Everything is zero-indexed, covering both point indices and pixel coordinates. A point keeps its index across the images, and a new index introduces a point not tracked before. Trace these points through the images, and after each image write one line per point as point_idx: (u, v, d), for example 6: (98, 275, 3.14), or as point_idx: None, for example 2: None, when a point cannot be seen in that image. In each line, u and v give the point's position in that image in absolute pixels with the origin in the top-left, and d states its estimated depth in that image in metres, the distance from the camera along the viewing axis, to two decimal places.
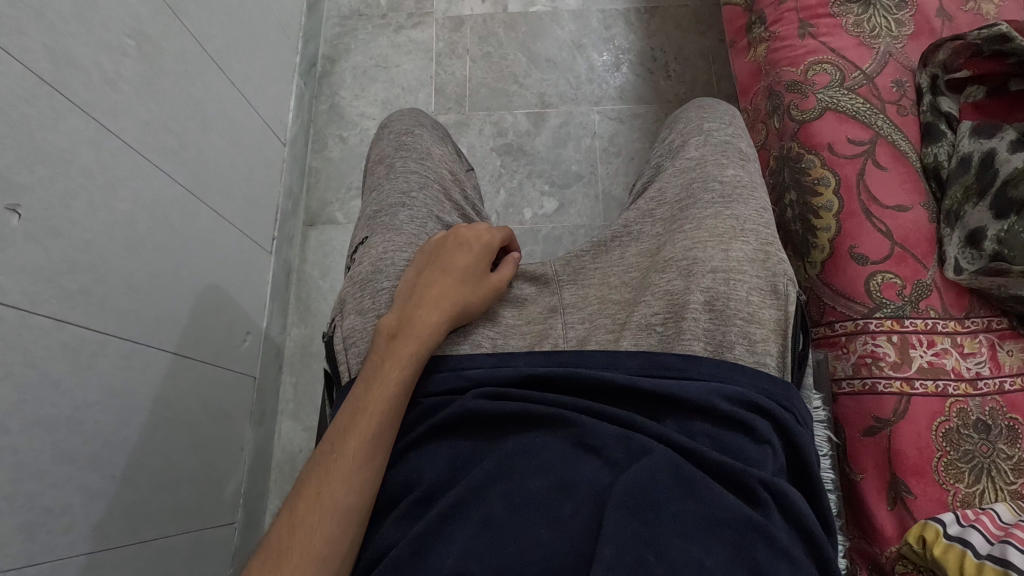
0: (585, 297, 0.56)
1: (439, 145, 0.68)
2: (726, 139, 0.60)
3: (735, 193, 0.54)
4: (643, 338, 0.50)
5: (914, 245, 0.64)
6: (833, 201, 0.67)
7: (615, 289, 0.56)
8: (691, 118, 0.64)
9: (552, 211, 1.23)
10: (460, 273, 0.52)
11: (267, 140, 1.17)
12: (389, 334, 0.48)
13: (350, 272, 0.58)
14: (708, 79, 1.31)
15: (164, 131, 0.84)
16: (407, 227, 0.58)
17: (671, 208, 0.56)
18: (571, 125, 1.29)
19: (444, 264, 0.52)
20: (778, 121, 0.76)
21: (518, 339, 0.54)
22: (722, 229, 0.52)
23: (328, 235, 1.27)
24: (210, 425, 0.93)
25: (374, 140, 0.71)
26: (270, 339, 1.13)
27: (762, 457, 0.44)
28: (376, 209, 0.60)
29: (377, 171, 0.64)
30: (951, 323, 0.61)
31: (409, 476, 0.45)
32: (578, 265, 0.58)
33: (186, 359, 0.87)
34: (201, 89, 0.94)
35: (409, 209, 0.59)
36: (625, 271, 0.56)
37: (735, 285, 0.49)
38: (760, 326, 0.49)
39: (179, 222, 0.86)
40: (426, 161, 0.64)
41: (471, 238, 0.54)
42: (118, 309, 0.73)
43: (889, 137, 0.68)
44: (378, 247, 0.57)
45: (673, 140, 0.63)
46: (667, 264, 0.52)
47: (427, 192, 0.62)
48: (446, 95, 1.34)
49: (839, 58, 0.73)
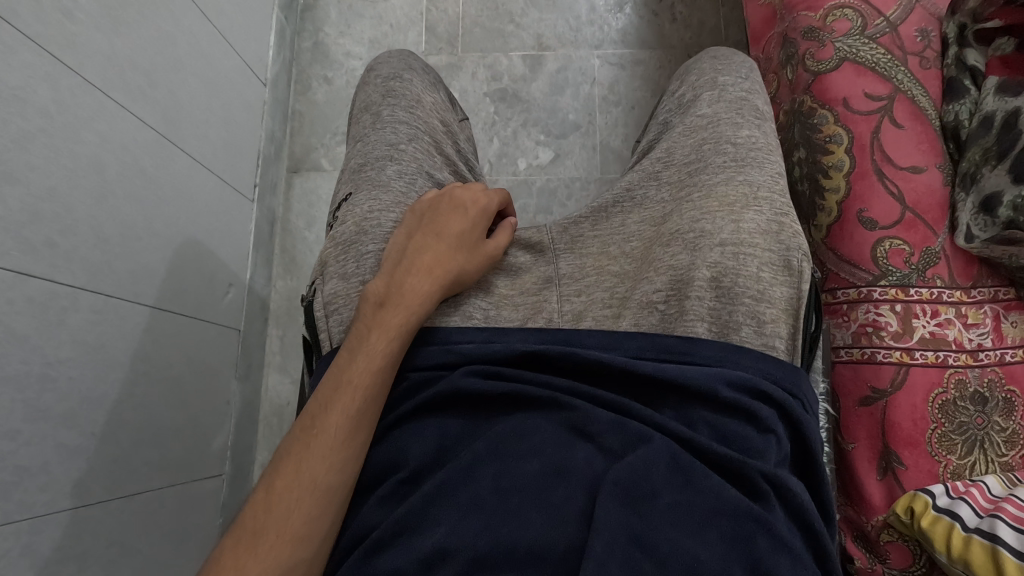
0: (583, 268, 0.53)
1: (430, 92, 0.63)
2: (742, 95, 0.56)
3: (750, 156, 0.51)
4: (644, 318, 0.48)
5: (925, 210, 0.61)
6: (844, 161, 0.64)
7: (615, 260, 0.53)
8: (705, 69, 0.60)
9: (548, 161, 1.24)
10: (455, 239, 0.49)
11: (246, 80, 1.11)
12: (377, 302, 0.46)
13: (332, 231, 0.55)
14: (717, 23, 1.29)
15: (130, 69, 0.78)
16: (394, 184, 0.54)
17: (680, 171, 0.53)
18: (569, 70, 1.28)
19: (438, 228, 0.49)
20: (793, 72, 0.71)
21: (512, 313, 0.51)
22: (734, 196, 0.49)
23: (313, 184, 1.23)
24: (193, 379, 0.91)
25: (360, 84, 0.65)
26: (254, 290, 1.11)
27: (766, 447, 0.41)
28: (361, 162, 0.56)
29: (362, 119, 0.60)
30: (956, 293, 0.59)
31: (395, 455, 0.43)
32: (577, 233, 0.55)
33: (165, 314, 0.84)
34: (170, 21, 0.87)
35: (397, 162, 0.55)
36: (625, 240, 0.53)
37: (745, 260, 0.46)
38: (770, 306, 0.46)
39: (151, 166, 0.81)
40: (416, 109, 0.59)
41: (467, 200, 0.51)
42: (89, 261, 0.69)
43: (908, 92, 0.64)
44: (365, 205, 0.53)
45: (684, 94, 0.59)
46: (673, 235, 0.49)
47: (417, 144, 0.57)
48: (437, 34, 1.31)
49: (862, 4, 0.68)
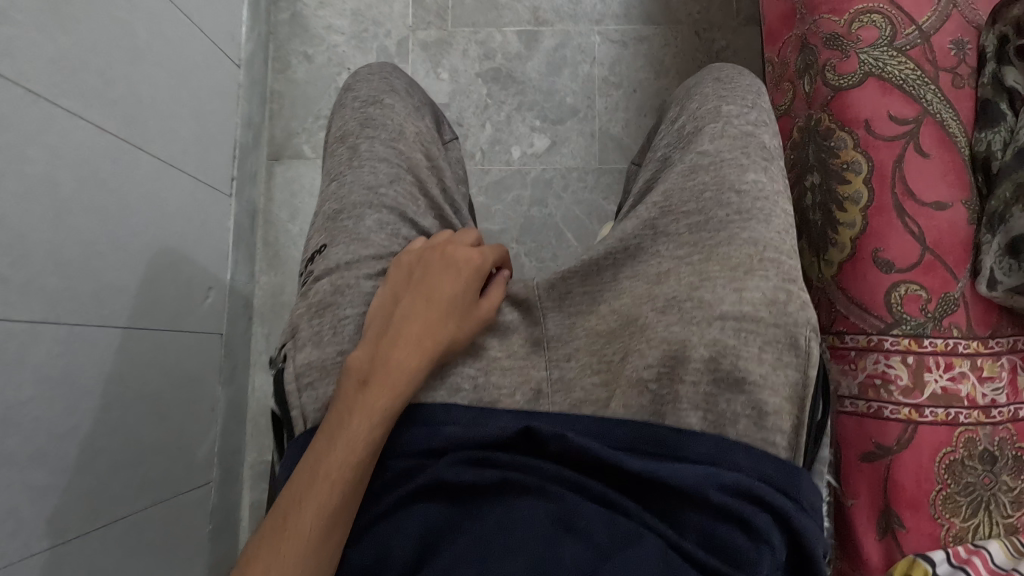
0: (573, 332, 0.51)
1: (414, 119, 0.59)
2: (747, 129, 0.52)
3: (755, 207, 0.48)
4: (632, 398, 0.45)
5: (947, 251, 0.56)
6: (862, 193, 0.59)
7: (603, 318, 0.51)
8: (708, 95, 0.55)
9: (544, 150, 1.16)
10: (445, 303, 0.47)
11: (217, 63, 1.02)
12: (361, 380, 0.43)
13: (304, 289, 0.51)
14: None
15: (82, 70, 0.71)
16: (375, 237, 0.51)
17: (681, 223, 0.49)
18: (568, 48, 1.19)
19: (430, 290, 0.47)
20: (809, 83, 0.65)
21: (503, 380, 0.50)
22: (739, 259, 0.46)
23: (296, 172, 1.17)
24: (174, 392, 0.89)
25: (337, 106, 0.61)
26: (236, 290, 1.07)
27: (759, 558, 0.39)
28: (338, 209, 0.53)
29: (338, 152, 0.56)
30: (973, 344, 0.55)
31: (372, 554, 0.41)
32: (565, 289, 0.53)
33: (140, 332, 0.80)
34: (125, 7, 0.79)
35: (377, 210, 0.52)
36: (617, 297, 0.50)
37: (747, 339, 0.44)
38: (773, 394, 0.43)
39: (112, 176, 0.75)
40: (397, 142, 0.55)
41: (460, 258, 0.48)
42: (48, 291, 0.65)
43: (938, 115, 0.58)
44: (343, 262, 0.50)
45: (684, 124, 0.55)
46: (665, 304, 0.47)
47: (399, 186, 0.54)
48: (425, 6, 1.21)
49: (892, 9, 0.61)
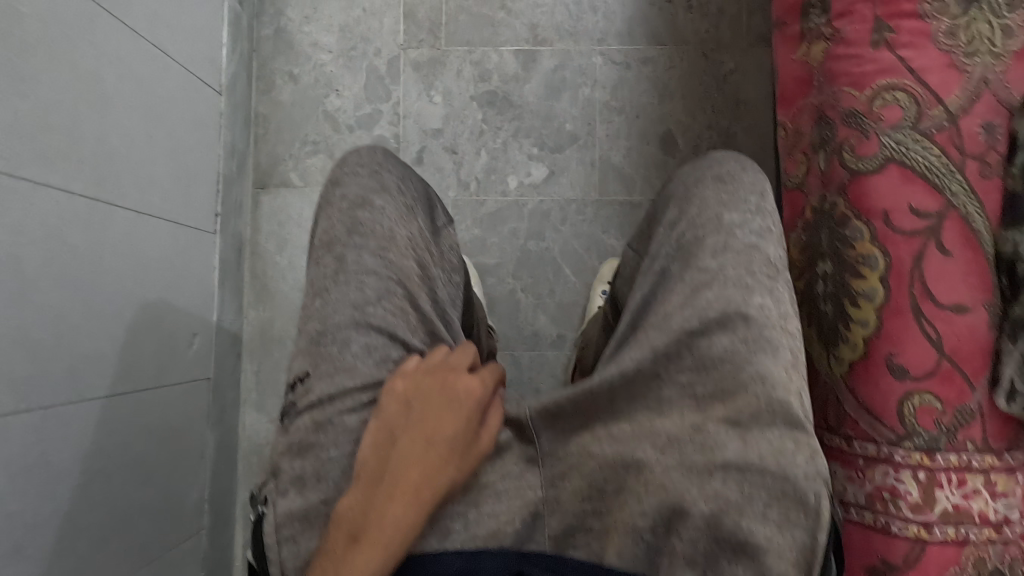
0: (565, 451, 0.50)
1: (402, 223, 0.58)
2: (750, 243, 0.51)
3: (762, 335, 0.46)
4: (627, 548, 0.44)
5: (965, 358, 0.53)
6: (877, 291, 0.55)
7: (598, 441, 0.48)
8: (708, 200, 0.55)
9: (541, 179, 1.11)
10: (447, 442, 0.46)
11: (196, 94, 0.97)
12: (351, 535, 0.42)
13: (287, 423, 0.49)
14: (738, 12, 1.13)
15: (44, 134, 0.66)
16: (361, 365, 0.50)
17: (687, 351, 0.47)
18: (567, 69, 1.13)
19: (432, 429, 0.47)
20: (826, 160, 0.61)
21: (497, 509, 0.48)
22: (748, 400, 0.44)
23: (283, 201, 1.13)
24: (158, 449, 0.87)
25: (320, 203, 0.59)
26: (223, 329, 1.04)
27: None
28: (321, 330, 0.51)
29: (323, 261, 0.54)
30: (987, 458, 0.53)
31: None
32: (559, 414, 0.51)
33: (121, 398, 0.79)
34: (91, 54, 0.73)
35: (364, 333, 0.51)
36: (614, 422, 0.49)
37: (750, 493, 0.41)
38: (779, 559, 0.40)
39: (82, 242, 0.72)
40: (387, 253, 0.54)
41: (462, 392, 0.49)
42: (17, 379, 0.62)
43: (961, 209, 0.54)
44: (327, 395, 0.48)
45: (684, 233, 0.54)
46: (664, 443, 0.45)
47: (388, 302, 0.52)
48: (417, 21, 1.14)
49: (918, 86, 0.56)
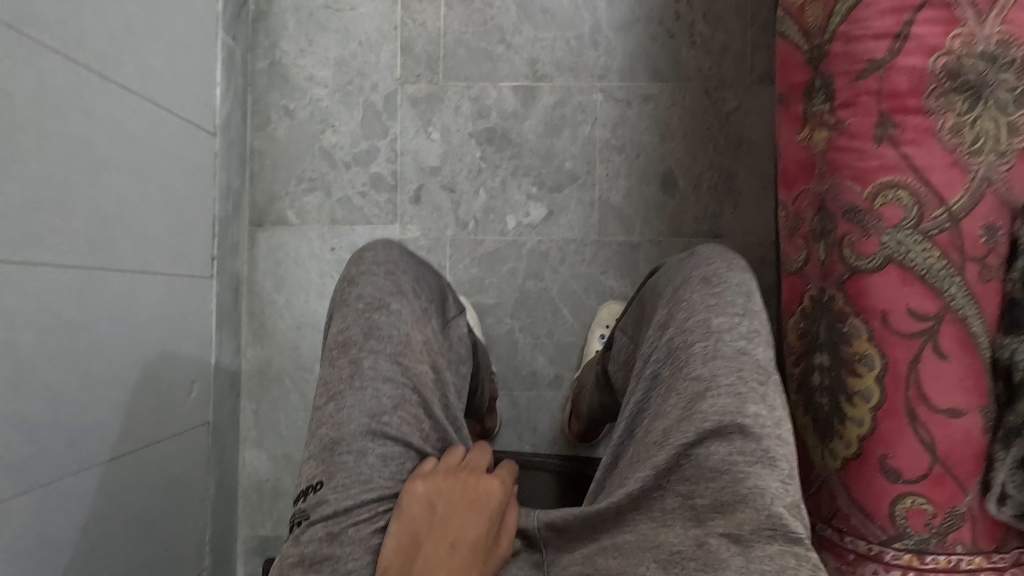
0: (571, 559, 0.52)
1: (418, 325, 0.62)
2: (740, 349, 0.54)
3: (762, 450, 0.48)
4: None
5: (957, 462, 0.54)
6: (873, 391, 0.56)
7: (604, 552, 0.51)
8: (696, 303, 0.57)
9: (540, 220, 1.11)
10: (469, 547, 0.49)
11: (190, 140, 0.96)
12: None
13: (300, 534, 0.51)
14: (742, 47, 1.11)
15: (35, 213, 0.66)
16: (376, 476, 0.53)
17: (687, 464, 0.50)
18: (567, 106, 1.11)
19: (455, 533, 0.50)
20: (827, 252, 0.61)
21: None
22: (749, 515, 0.47)
23: (279, 240, 1.12)
24: (159, 501, 0.88)
25: (337, 300, 0.63)
26: (222, 372, 1.05)
27: None
28: (336, 439, 0.53)
29: (338, 363, 0.57)
30: (976, 559, 0.54)
31: None
32: (564, 527, 0.53)
33: (121, 459, 0.80)
34: (81, 121, 0.72)
35: (379, 443, 0.53)
36: (620, 533, 0.51)
37: None
38: None
39: (77, 313, 0.72)
40: (402, 358, 0.58)
41: (483, 494, 0.53)
42: (15, 463, 0.63)
43: (960, 313, 0.55)
44: (342, 507, 0.51)
45: (673, 336, 0.56)
46: (668, 557, 0.47)
47: (403, 411, 0.56)
48: (415, 54, 1.12)
49: (920, 186, 0.56)
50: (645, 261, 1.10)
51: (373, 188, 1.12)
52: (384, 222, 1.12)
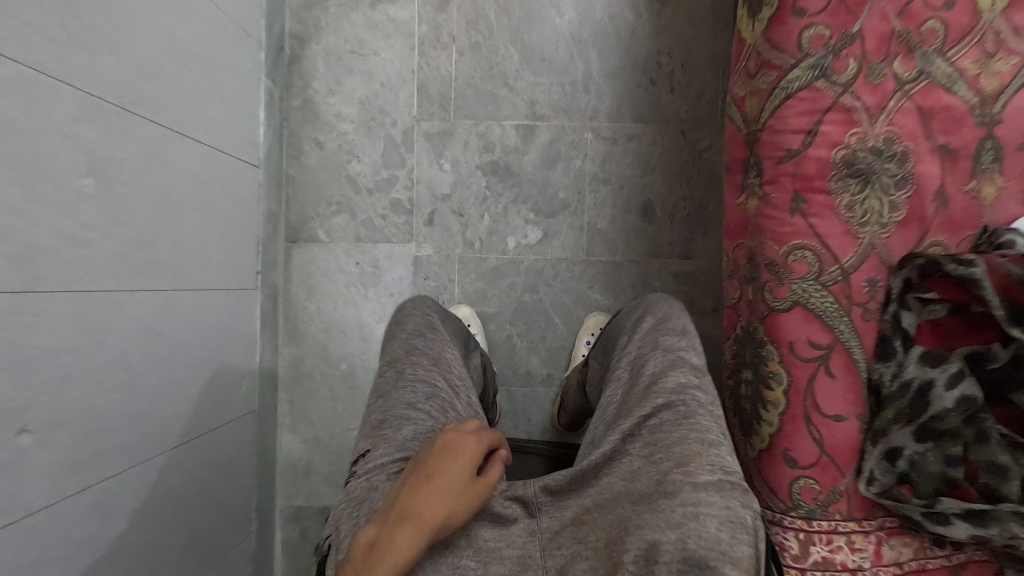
0: (560, 520, 0.65)
1: (450, 351, 0.84)
2: (680, 356, 0.76)
3: (694, 414, 0.67)
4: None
5: (839, 453, 0.74)
6: (780, 401, 0.76)
7: (589, 510, 0.64)
8: (649, 334, 0.82)
9: (536, 241, 1.29)
10: (446, 480, 0.58)
11: (239, 173, 1.13)
12: (368, 548, 0.53)
13: (349, 486, 0.64)
14: (714, 93, 1.28)
15: (137, 249, 0.83)
16: (410, 442, 0.66)
17: (644, 432, 0.67)
18: (562, 142, 1.28)
19: (435, 467, 0.58)
20: (755, 294, 0.80)
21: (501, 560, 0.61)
22: (689, 455, 0.62)
23: (311, 255, 1.30)
24: (218, 475, 1.07)
25: (388, 334, 0.86)
26: (264, 368, 1.24)
27: None
28: (382, 418, 0.69)
29: (387, 372, 0.77)
30: (850, 523, 0.75)
31: None
32: (561, 495, 0.68)
33: (192, 441, 0.98)
34: (166, 173, 0.89)
35: (414, 422, 0.69)
36: (598, 493, 0.65)
37: (705, 520, 0.55)
38: (735, 565, 0.53)
39: (165, 326, 0.90)
40: (436, 368, 0.78)
41: (457, 444, 0.61)
42: (126, 445, 0.82)
43: (846, 344, 0.74)
44: (381, 461, 0.64)
45: (635, 356, 0.80)
46: (640, 497, 0.60)
47: (434, 401, 0.73)
48: (430, 95, 1.29)
49: (821, 247, 0.74)
50: (625, 277, 1.29)
51: (392, 211, 1.30)
52: (402, 240, 1.30)
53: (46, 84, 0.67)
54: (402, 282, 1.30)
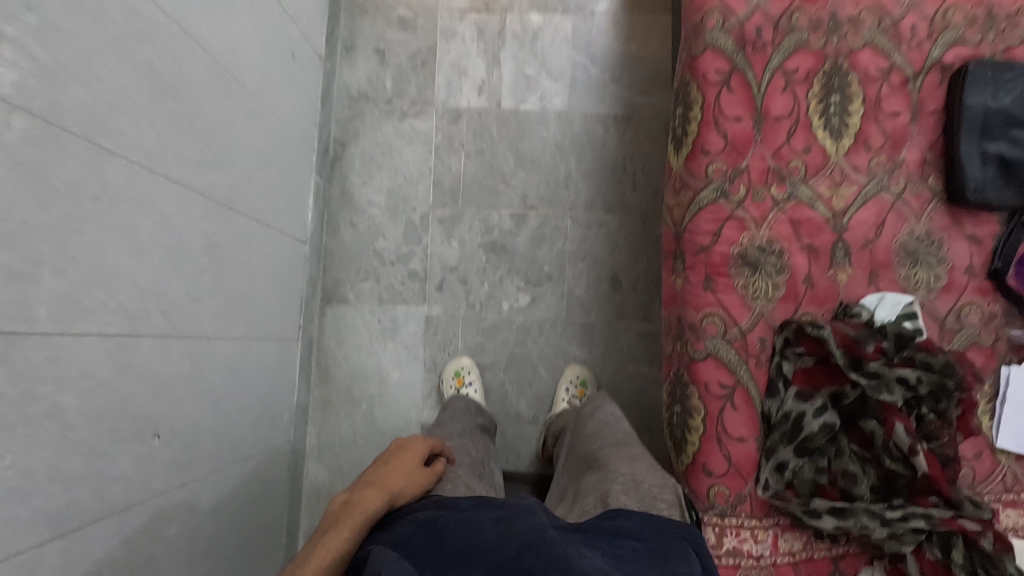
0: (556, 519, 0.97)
1: (478, 422, 1.29)
2: (610, 416, 1.14)
3: (626, 442, 1.04)
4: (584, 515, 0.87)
5: (742, 466, 1.01)
6: (699, 426, 1.03)
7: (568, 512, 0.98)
8: (584, 412, 1.21)
9: (525, 304, 1.59)
10: (398, 468, 0.86)
11: (292, 247, 1.44)
12: (343, 502, 0.77)
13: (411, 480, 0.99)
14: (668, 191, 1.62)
15: (227, 306, 1.12)
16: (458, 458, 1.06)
17: (594, 459, 1.04)
18: (547, 227, 1.61)
19: (389, 463, 0.87)
20: (681, 348, 1.08)
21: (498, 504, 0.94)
22: (626, 456, 0.97)
23: (341, 313, 1.59)
24: (263, 491, 1.31)
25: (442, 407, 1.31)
26: (299, 405, 1.50)
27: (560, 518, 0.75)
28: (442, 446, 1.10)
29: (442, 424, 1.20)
30: (753, 520, 1.00)
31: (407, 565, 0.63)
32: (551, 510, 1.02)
33: (247, 460, 1.23)
34: (247, 249, 1.20)
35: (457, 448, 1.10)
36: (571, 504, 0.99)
37: (640, 480, 0.90)
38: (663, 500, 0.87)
39: (237, 365, 1.17)
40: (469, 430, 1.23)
41: (405, 449, 0.91)
42: (210, 455, 1.07)
43: (745, 384, 1.02)
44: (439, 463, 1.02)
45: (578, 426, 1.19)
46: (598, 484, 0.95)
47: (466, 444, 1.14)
48: (443, 188, 1.63)
49: (726, 314, 1.04)
50: (598, 336, 1.58)
51: (410, 279, 1.60)
52: (417, 302, 1.60)
53: (189, 194, 0.98)
54: (415, 336, 1.59)
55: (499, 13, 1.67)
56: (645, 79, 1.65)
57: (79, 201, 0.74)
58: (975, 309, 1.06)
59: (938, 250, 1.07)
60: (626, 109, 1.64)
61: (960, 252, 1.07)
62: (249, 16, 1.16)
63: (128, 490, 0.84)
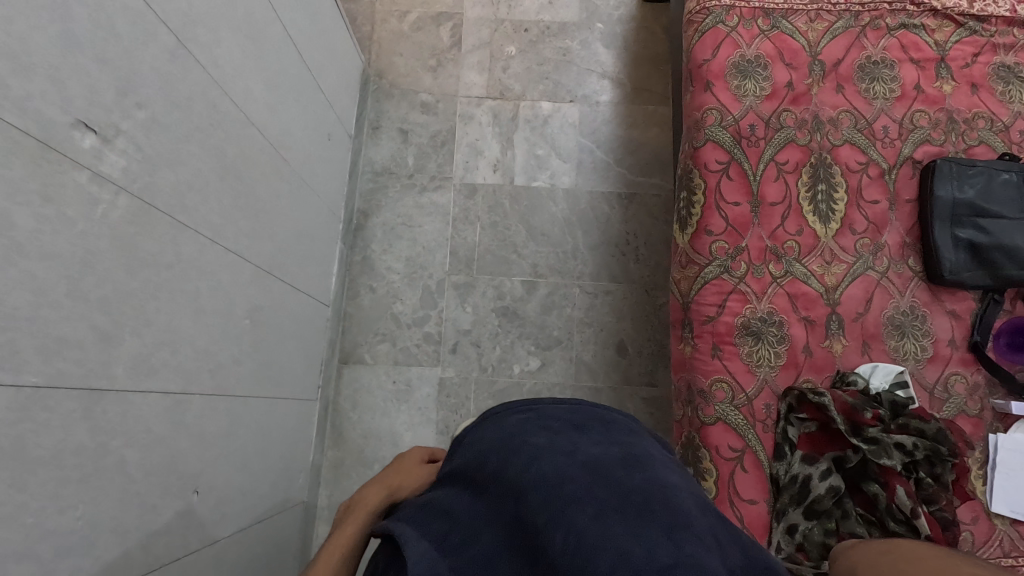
0: None
1: None
2: None
3: None
4: None
5: (755, 528, 1.05)
6: (712, 488, 1.08)
7: None
8: None
9: (536, 368, 1.66)
10: (398, 470, 0.91)
11: (316, 310, 1.51)
12: (346, 508, 0.85)
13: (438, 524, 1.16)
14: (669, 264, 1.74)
15: (261, 366, 1.18)
16: None
17: None
18: (556, 295, 1.71)
19: (395, 469, 0.92)
20: (692, 412, 1.15)
21: None
22: None
23: (358, 374, 1.64)
24: (277, 552, 1.31)
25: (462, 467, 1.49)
26: (314, 465, 1.52)
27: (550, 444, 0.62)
28: None
29: None
30: None
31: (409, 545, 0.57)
32: None
33: (265, 519, 1.24)
34: (281, 312, 1.27)
35: None
36: None
37: None
38: None
39: (265, 424, 1.21)
40: None
41: (408, 455, 0.96)
42: (235, 513, 1.09)
43: (753, 448, 1.09)
44: None
45: None
46: None
47: None
48: (459, 257, 1.73)
49: (733, 381, 1.12)
50: (605, 400, 1.64)
51: (425, 342, 1.67)
52: (431, 364, 1.66)
53: (240, 262, 1.07)
54: (428, 398, 1.64)
55: (512, 100, 1.84)
56: (646, 162, 1.81)
57: (157, 269, 0.81)
58: (961, 379, 1.15)
59: (922, 323, 1.17)
60: (629, 188, 1.79)
61: (941, 325, 1.17)
62: (297, 103, 1.29)
63: (169, 544, 0.87)
